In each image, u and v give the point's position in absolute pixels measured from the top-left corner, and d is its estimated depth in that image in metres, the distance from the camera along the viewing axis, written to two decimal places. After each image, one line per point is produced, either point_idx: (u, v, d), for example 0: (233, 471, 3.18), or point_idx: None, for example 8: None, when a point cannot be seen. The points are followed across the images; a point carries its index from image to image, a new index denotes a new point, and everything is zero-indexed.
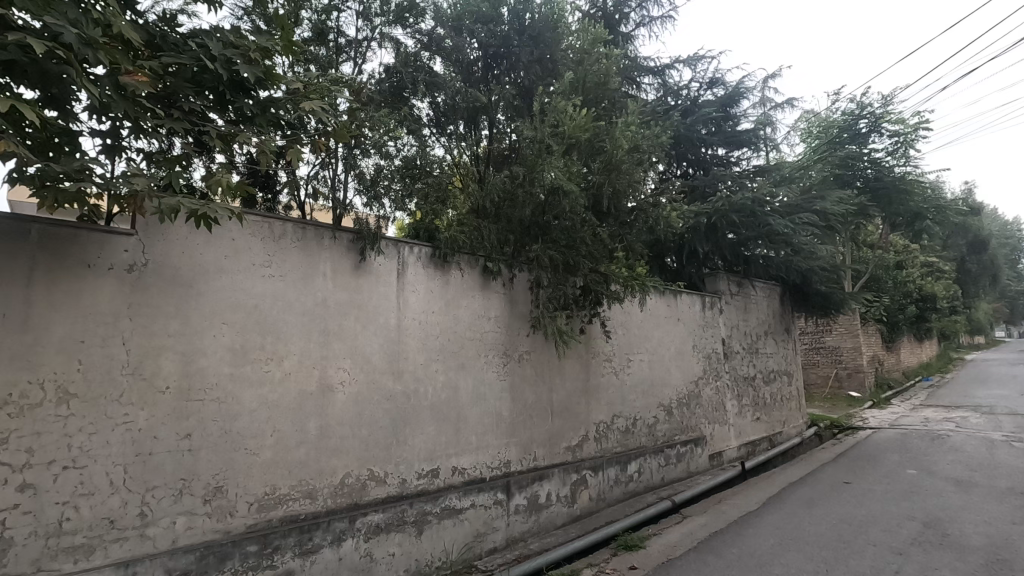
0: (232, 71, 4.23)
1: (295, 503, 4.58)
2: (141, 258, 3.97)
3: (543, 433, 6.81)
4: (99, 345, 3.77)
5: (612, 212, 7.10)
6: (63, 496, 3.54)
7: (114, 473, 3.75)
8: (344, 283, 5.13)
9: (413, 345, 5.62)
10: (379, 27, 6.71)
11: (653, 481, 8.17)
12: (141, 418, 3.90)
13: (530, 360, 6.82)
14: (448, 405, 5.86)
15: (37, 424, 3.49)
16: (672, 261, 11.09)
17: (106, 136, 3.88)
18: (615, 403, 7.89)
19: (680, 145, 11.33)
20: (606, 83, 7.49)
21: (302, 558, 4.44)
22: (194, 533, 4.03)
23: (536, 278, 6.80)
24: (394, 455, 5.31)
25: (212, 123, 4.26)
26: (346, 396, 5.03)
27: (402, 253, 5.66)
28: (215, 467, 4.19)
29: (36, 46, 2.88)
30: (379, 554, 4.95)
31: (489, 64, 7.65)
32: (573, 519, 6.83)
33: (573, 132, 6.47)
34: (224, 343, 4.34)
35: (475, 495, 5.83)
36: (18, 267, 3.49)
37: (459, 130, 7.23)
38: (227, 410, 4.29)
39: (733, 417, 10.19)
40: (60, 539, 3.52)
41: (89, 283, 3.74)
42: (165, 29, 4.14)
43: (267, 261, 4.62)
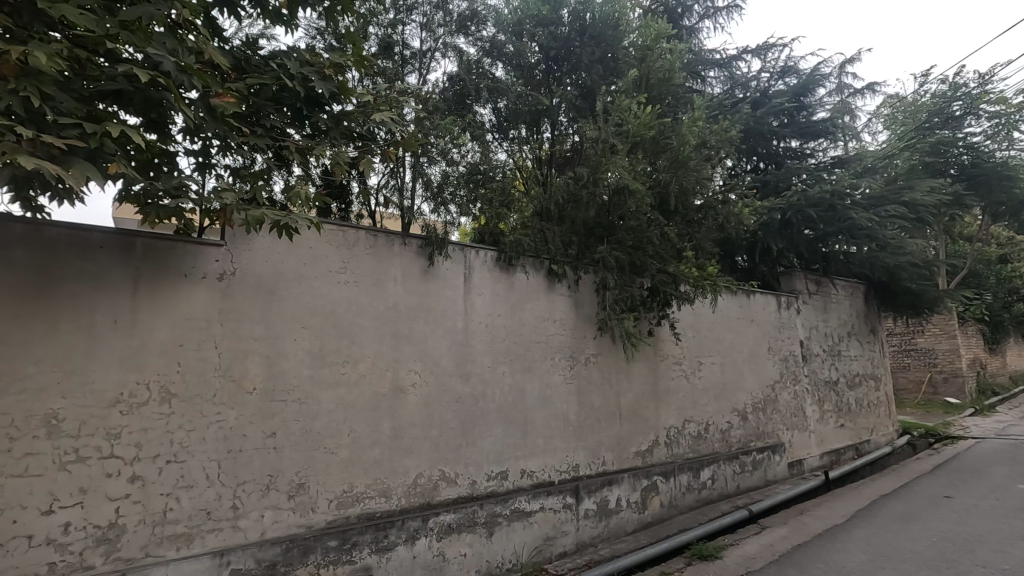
0: (309, 88, 4.49)
1: (371, 501, 4.74)
2: (230, 266, 4.26)
3: (611, 438, 6.70)
4: (195, 349, 4.06)
5: (679, 210, 7.00)
6: (166, 488, 3.84)
7: (209, 467, 4.02)
8: (414, 288, 5.28)
9: (480, 348, 5.69)
10: (441, 37, 6.86)
11: (728, 489, 7.84)
12: (232, 417, 4.16)
13: (597, 363, 6.72)
14: (516, 407, 5.88)
15: (143, 421, 3.80)
16: (743, 260, 10.71)
17: (198, 155, 4.22)
18: (685, 408, 7.65)
19: (749, 139, 10.85)
20: (671, 78, 7.30)
21: (378, 555, 4.59)
22: (280, 526, 4.26)
23: (602, 279, 6.76)
24: (463, 457, 5.39)
25: (290, 138, 4.53)
26: (416, 398, 5.16)
27: (468, 257, 5.76)
28: (298, 464, 4.41)
29: (141, 76, 3.17)
30: (451, 553, 5.02)
31: (550, 66, 7.63)
32: (644, 526, 6.66)
33: (638, 131, 6.34)
34: (304, 346, 4.56)
35: (544, 499, 5.81)
36: (125, 277, 3.84)
37: (521, 134, 7.31)
38: (307, 410, 4.51)
39: (814, 423, 9.63)
40: (164, 527, 3.81)
41: (184, 291, 4.05)
42: (249, 53, 4.44)
43: (341, 268, 4.83)
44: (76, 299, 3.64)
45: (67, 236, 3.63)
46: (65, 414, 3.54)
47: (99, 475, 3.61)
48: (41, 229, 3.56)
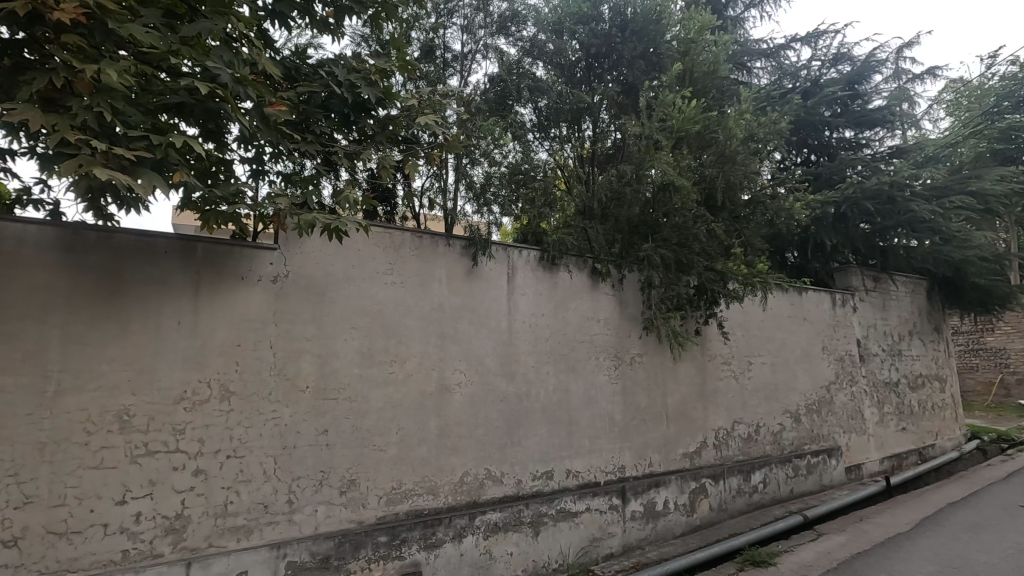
0: (356, 94, 4.61)
1: (419, 498, 4.82)
2: (283, 269, 4.42)
3: (657, 439, 6.58)
4: (252, 349, 4.23)
5: (726, 206, 6.82)
6: (227, 481, 4.01)
7: (266, 462, 4.18)
8: (459, 288, 5.34)
9: (524, 347, 5.70)
10: (482, 39, 6.92)
11: (781, 494, 7.58)
12: (287, 414, 4.31)
13: (643, 363, 6.62)
14: (560, 407, 5.86)
15: (205, 417, 3.98)
16: (792, 257, 10.35)
17: (252, 162, 4.40)
18: (734, 409, 7.44)
19: (799, 131, 10.46)
20: (717, 70, 7.13)
21: (427, 551, 4.66)
22: (333, 521, 4.39)
23: (647, 277, 6.63)
24: (509, 456, 5.42)
25: (337, 143, 4.66)
26: (462, 397, 5.21)
27: (511, 256, 5.77)
28: (349, 461, 4.53)
29: (202, 88, 3.33)
30: (497, 552, 5.05)
31: (591, 63, 7.56)
32: (693, 529, 6.51)
33: (682, 126, 6.21)
34: (354, 346, 4.68)
35: (590, 499, 5.76)
36: (187, 281, 4.03)
37: (562, 132, 7.26)
38: (357, 408, 4.63)
39: (873, 426, 9.20)
40: (226, 519, 3.98)
41: (242, 293, 4.22)
42: (298, 62, 4.59)
43: (388, 269, 4.93)
44: (143, 302, 3.86)
45: (135, 243, 3.85)
46: (135, 410, 3.75)
47: (166, 468, 3.81)
48: (112, 236, 3.78)
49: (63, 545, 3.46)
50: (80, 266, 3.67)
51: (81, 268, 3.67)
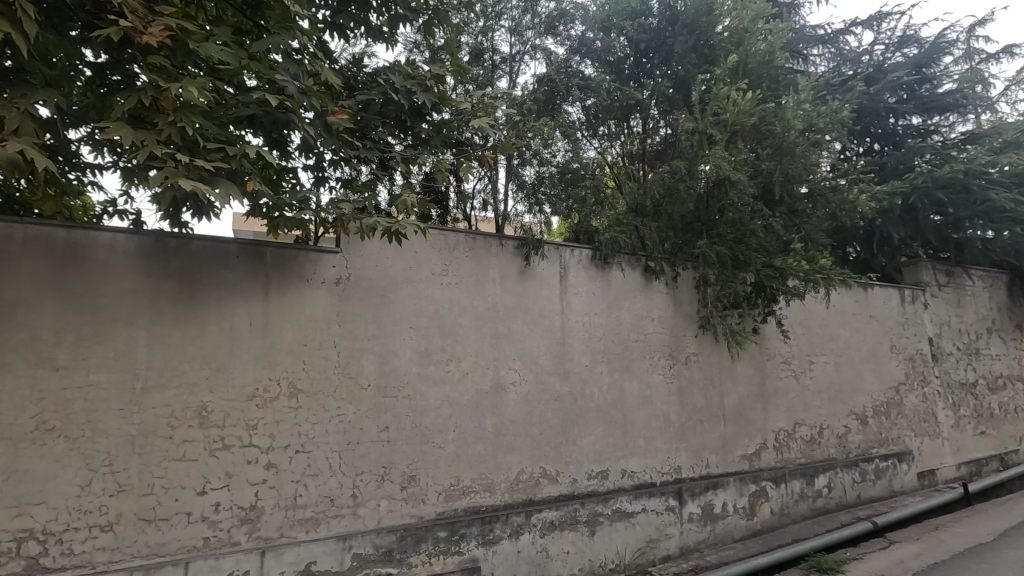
0: (412, 100, 4.75)
1: (476, 495, 4.91)
2: (345, 272, 4.59)
3: (714, 440, 6.45)
4: (317, 348, 4.41)
5: (785, 199, 6.60)
6: (296, 475, 4.21)
7: (331, 457, 4.35)
8: (512, 288, 5.39)
9: (578, 347, 5.69)
10: (530, 40, 6.96)
11: (848, 499, 7.26)
12: (351, 411, 4.47)
13: (698, 362, 6.49)
14: (615, 407, 5.82)
15: (275, 413, 4.19)
16: (855, 252, 9.80)
17: (314, 169, 4.60)
18: (795, 410, 7.20)
19: (861, 119, 9.98)
20: (773, 60, 6.89)
21: (485, 547, 4.74)
22: (395, 515, 4.53)
23: (702, 275, 6.47)
24: (564, 455, 5.43)
25: (393, 148, 4.82)
26: (517, 396, 5.26)
27: (563, 256, 5.77)
28: (409, 457, 4.66)
29: (272, 100, 3.52)
30: (554, 550, 5.07)
31: (641, 59, 7.43)
32: (754, 534, 6.32)
33: (737, 118, 6.02)
34: (412, 346, 4.80)
35: (646, 500, 5.69)
36: (257, 283, 4.25)
37: (610, 130, 7.25)
38: (417, 406, 4.75)
39: (947, 429, 8.68)
40: (296, 511, 4.17)
41: (307, 295, 4.42)
42: (355, 71, 4.76)
43: (444, 270, 5.04)
44: (218, 305, 4.09)
45: (210, 249, 4.09)
46: (212, 406, 3.99)
47: (242, 461, 4.03)
48: (189, 242, 4.03)
49: (153, 532, 3.72)
50: (162, 272, 3.93)
51: (164, 274, 3.94)
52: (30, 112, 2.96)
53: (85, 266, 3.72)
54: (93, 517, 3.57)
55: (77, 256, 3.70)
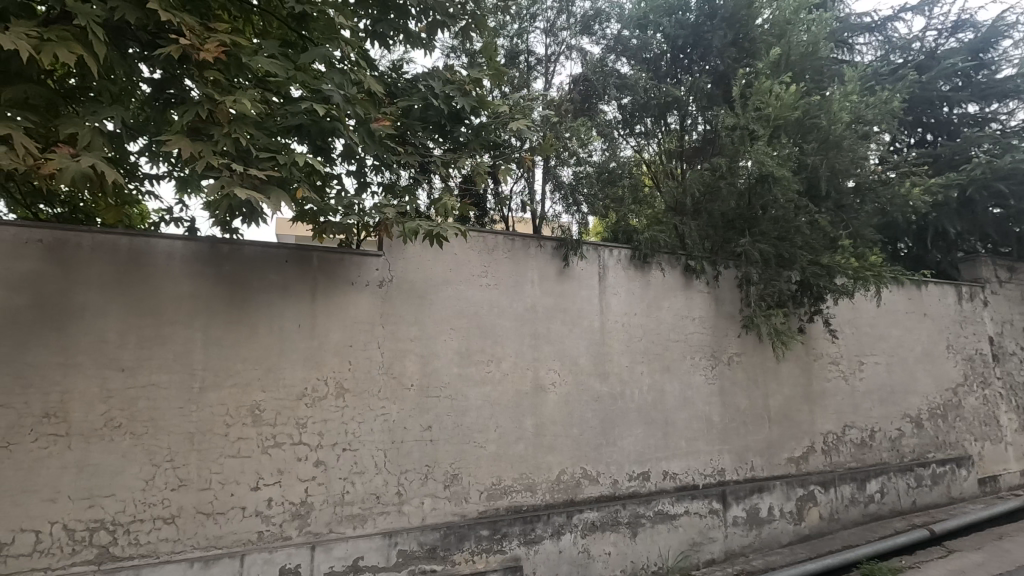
0: (451, 105, 4.83)
1: (517, 495, 4.94)
2: (388, 274, 4.69)
3: (759, 443, 6.30)
4: (362, 348, 4.53)
5: (831, 194, 6.41)
6: (343, 472, 4.33)
7: (377, 456, 4.46)
8: (551, 288, 5.41)
9: (617, 347, 5.66)
10: (565, 40, 7.00)
11: (902, 505, 6.97)
12: (395, 411, 4.57)
13: (741, 363, 6.36)
14: (656, 408, 5.76)
15: (323, 412, 4.32)
16: (907, 247, 9.34)
17: (355, 174, 4.72)
18: (844, 412, 6.97)
19: (912, 109, 9.58)
20: (816, 51, 6.68)
21: (527, 547, 4.77)
22: (438, 513, 4.61)
23: (745, 274, 6.34)
24: (604, 456, 5.41)
25: (432, 152, 4.91)
26: (557, 397, 5.27)
27: (602, 256, 5.75)
28: (452, 456, 4.73)
29: (319, 110, 3.64)
30: (595, 551, 5.06)
31: (678, 55, 7.23)
32: (802, 539, 6.15)
33: (780, 113, 5.82)
34: (453, 346, 4.88)
35: (689, 502, 5.61)
36: (305, 286, 4.40)
37: (647, 127, 7.17)
38: (458, 405, 4.82)
39: (1010, 433, 8.24)
40: (344, 508, 4.30)
41: (352, 297, 4.54)
42: (395, 77, 4.87)
43: (483, 272, 5.10)
44: (268, 308, 4.25)
45: (261, 254, 4.27)
46: (265, 405, 4.15)
47: (292, 459, 4.18)
48: (242, 248, 4.21)
49: (211, 524, 3.90)
50: (217, 277, 4.12)
51: (218, 278, 4.12)
52: (98, 128, 3.15)
53: (147, 271, 3.93)
54: (157, 510, 3.77)
55: (140, 262, 3.91)
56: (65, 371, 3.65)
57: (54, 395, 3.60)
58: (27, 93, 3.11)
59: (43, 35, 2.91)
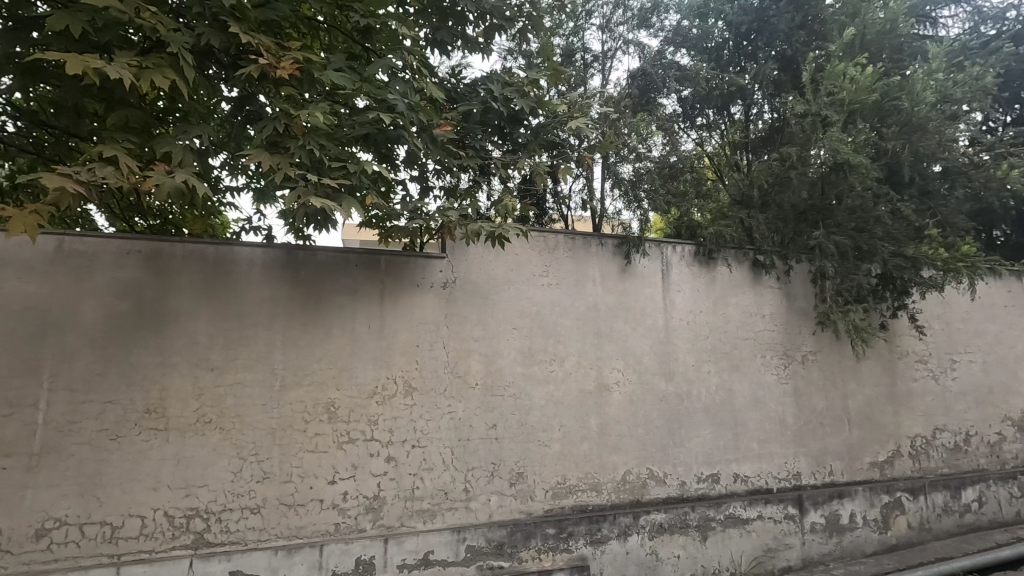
0: (510, 107, 4.88)
1: (583, 494, 4.93)
2: (451, 275, 4.80)
3: (838, 446, 5.97)
4: (429, 348, 4.66)
5: (915, 180, 6.04)
6: (413, 468, 4.47)
7: (445, 452, 4.58)
8: (613, 286, 5.36)
9: (683, 346, 5.53)
10: (623, 35, 6.89)
11: (1003, 516, 6.42)
12: (460, 409, 4.67)
13: (817, 361, 6.06)
14: (724, 408, 5.58)
15: (393, 410, 4.48)
16: (1004, 235, 8.59)
17: (418, 179, 4.86)
18: (934, 414, 6.50)
19: (1009, 83, 8.80)
20: (896, 28, 6.23)
21: (593, 546, 4.75)
22: (505, 510, 4.68)
23: (820, 268, 6.03)
24: (671, 456, 5.29)
25: (492, 155, 4.99)
26: (621, 396, 5.21)
27: (665, 253, 5.63)
28: (517, 454, 4.78)
29: (385, 119, 3.78)
30: (664, 553, 4.97)
31: (741, 42, 6.97)
32: (888, 549, 5.78)
33: (855, 97, 5.45)
34: (517, 346, 4.93)
35: (762, 506, 5.40)
36: (374, 288, 4.58)
37: (709, 119, 7.09)
38: (522, 405, 4.86)
39: None
40: (413, 502, 4.44)
41: (418, 299, 4.68)
42: (455, 82, 4.98)
43: (544, 271, 5.12)
44: (340, 310, 4.46)
45: (333, 258, 4.48)
46: (339, 403, 4.35)
47: (365, 454, 4.36)
48: (315, 253, 4.44)
49: (293, 515, 4.13)
50: (293, 281, 4.36)
51: (294, 283, 4.36)
52: (188, 146, 3.42)
53: (232, 277, 4.21)
54: (244, 500, 4.03)
55: (225, 268, 4.20)
56: (163, 370, 3.98)
57: (153, 392, 3.93)
58: (128, 117, 3.42)
59: (141, 63, 3.19)
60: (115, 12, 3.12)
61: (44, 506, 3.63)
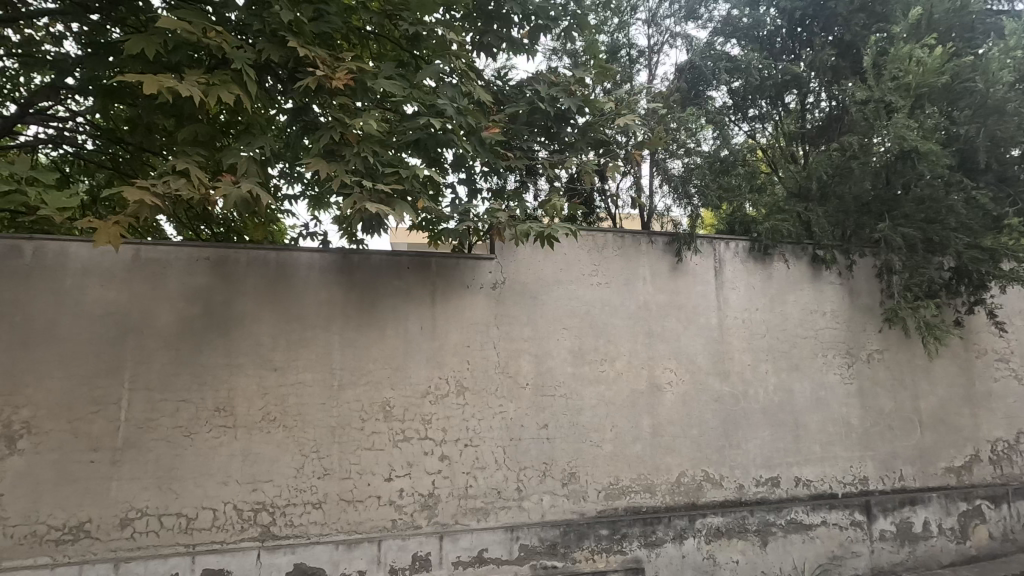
0: (557, 107, 4.87)
1: (636, 496, 4.86)
2: (501, 276, 4.84)
3: (909, 449, 5.65)
4: (480, 348, 4.71)
5: (992, 167, 5.64)
6: (466, 467, 4.54)
7: (497, 452, 4.62)
8: (663, 285, 5.26)
9: (738, 345, 5.37)
10: (670, 28, 6.76)
11: None
12: (512, 409, 4.70)
13: (883, 361, 5.76)
14: (784, 409, 5.38)
15: (446, 409, 4.56)
16: None
17: (466, 182, 4.93)
18: (1016, 416, 6.08)
19: None
20: (967, 5, 5.84)
21: (648, 549, 4.69)
22: (557, 510, 4.67)
23: (886, 263, 5.73)
24: (728, 459, 5.15)
25: (539, 155, 5.00)
26: (674, 396, 5.11)
27: (717, 249, 5.49)
28: (569, 455, 4.77)
29: (436, 124, 3.86)
30: (722, 558, 4.85)
31: (796, 28, 6.69)
32: (967, 560, 5.44)
33: (923, 80, 5.14)
34: (567, 346, 4.92)
35: (826, 512, 5.18)
36: (426, 290, 4.67)
37: (761, 110, 6.93)
38: (573, 405, 4.84)
39: None
40: (467, 501, 4.50)
41: (468, 299, 4.75)
42: (501, 84, 5.01)
43: (594, 270, 5.08)
44: (393, 311, 4.57)
45: (386, 262, 4.60)
46: (394, 402, 4.46)
47: (420, 453, 4.45)
48: (370, 256, 4.57)
49: (352, 511, 4.27)
50: (349, 284, 4.51)
51: (350, 286, 4.51)
52: (251, 157, 3.59)
53: (292, 281, 4.40)
54: (306, 495, 4.20)
55: (285, 273, 4.39)
56: (230, 371, 4.19)
57: (223, 392, 4.15)
58: (196, 132, 3.62)
59: (208, 80, 3.38)
60: (185, 33, 3.33)
61: (127, 498, 3.90)
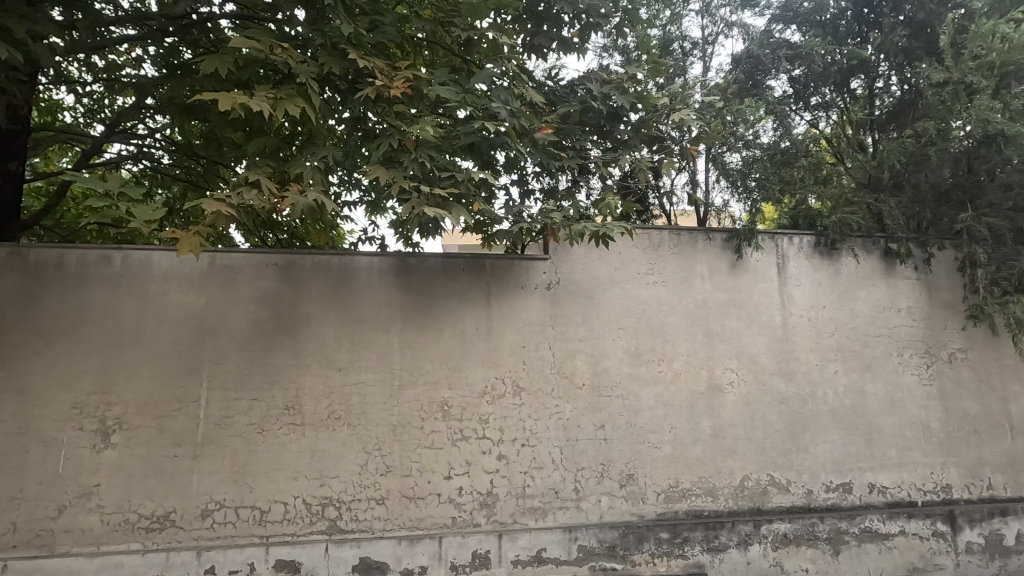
0: (610, 104, 4.83)
1: (698, 499, 4.74)
2: (555, 276, 4.85)
3: (998, 456, 5.25)
4: (535, 348, 4.73)
5: None
6: (524, 466, 4.56)
7: (554, 451, 4.63)
8: (721, 283, 5.11)
9: (805, 345, 5.14)
10: (726, 17, 6.59)
11: None
12: (568, 409, 4.70)
13: (967, 361, 5.38)
14: (855, 412, 5.11)
15: (503, 410, 4.60)
16: None
17: (519, 182, 4.96)
18: None
19: None
20: None
21: (711, 554, 4.58)
22: (616, 512, 4.63)
23: (969, 255, 5.36)
24: (795, 463, 4.95)
25: (591, 154, 4.97)
26: (736, 397, 4.96)
27: (780, 245, 5.28)
28: (627, 456, 4.72)
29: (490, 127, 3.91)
30: (791, 566, 4.66)
31: (862, 10, 6.35)
32: None
33: (1010, 57, 4.81)
34: (624, 346, 4.86)
35: (905, 521, 4.89)
36: (481, 291, 4.73)
37: (825, 97, 6.54)
38: (630, 405, 4.78)
39: None
40: (525, 500, 4.53)
41: (523, 300, 4.77)
42: (552, 85, 5.02)
43: (650, 269, 5.00)
44: (450, 312, 4.66)
45: (442, 264, 4.70)
46: (452, 401, 4.55)
47: (478, 452, 4.52)
48: (426, 258, 4.68)
49: (413, 508, 4.38)
50: (406, 286, 4.63)
51: (408, 288, 4.63)
52: (316, 167, 3.76)
53: (353, 284, 4.56)
54: (370, 491, 4.34)
55: (347, 276, 4.56)
56: (298, 371, 4.39)
57: (291, 391, 4.36)
58: (264, 144, 3.81)
59: (276, 95, 3.56)
60: (253, 51, 3.52)
61: (206, 490, 4.15)
